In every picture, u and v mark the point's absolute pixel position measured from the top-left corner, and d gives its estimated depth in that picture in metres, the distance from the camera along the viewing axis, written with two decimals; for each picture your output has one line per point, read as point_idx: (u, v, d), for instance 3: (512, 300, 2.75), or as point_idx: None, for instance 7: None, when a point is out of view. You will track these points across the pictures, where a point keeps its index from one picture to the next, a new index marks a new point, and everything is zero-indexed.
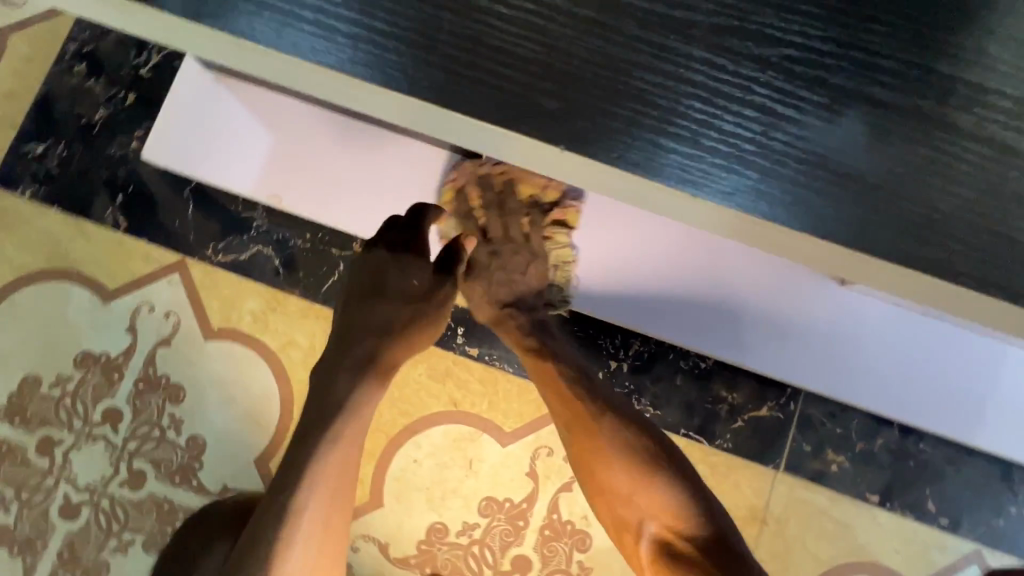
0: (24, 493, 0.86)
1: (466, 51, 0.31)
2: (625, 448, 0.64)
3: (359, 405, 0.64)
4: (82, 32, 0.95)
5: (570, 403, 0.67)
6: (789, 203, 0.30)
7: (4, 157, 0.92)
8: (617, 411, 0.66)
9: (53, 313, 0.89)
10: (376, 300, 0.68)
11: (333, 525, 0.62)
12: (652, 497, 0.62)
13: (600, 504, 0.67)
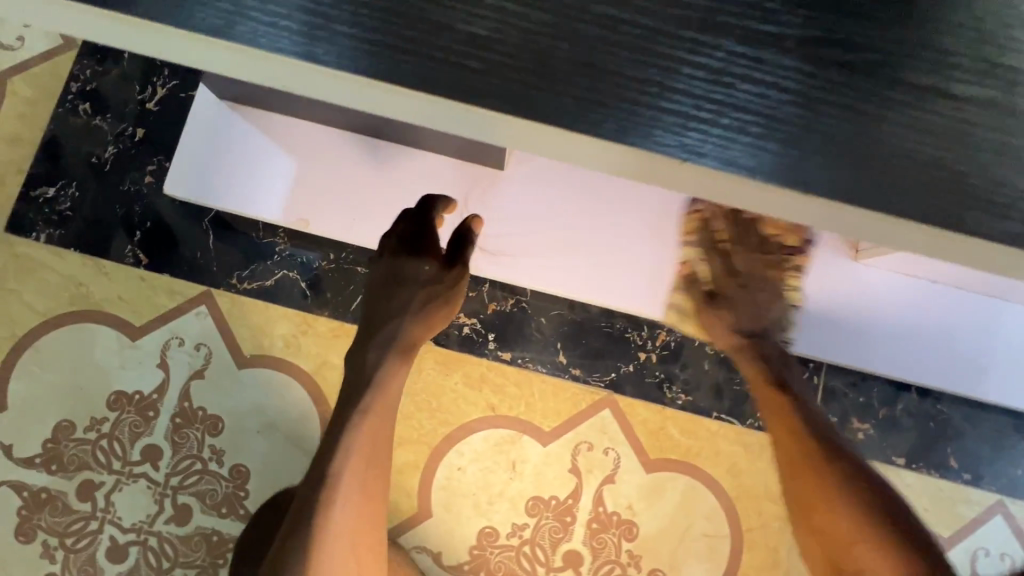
0: (68, 540, 0.85)
1: (533, 55, 0.26)
2: (863, 504, 0.59)
3: (384, 381, 0.65)
4: (84, 72, 0.95)
5: (809, 450, 0.62)
6: (911, 193, 0.27)
7: (13, 203, 0.91)
8: (846, 454, 0.62)
9: (81, 356, 0.89)
10: (393, 293, 0.69)
11: (371, 492, 0.62)
12: (880, 555, 0.57)
13: (812, 548, 0.62)
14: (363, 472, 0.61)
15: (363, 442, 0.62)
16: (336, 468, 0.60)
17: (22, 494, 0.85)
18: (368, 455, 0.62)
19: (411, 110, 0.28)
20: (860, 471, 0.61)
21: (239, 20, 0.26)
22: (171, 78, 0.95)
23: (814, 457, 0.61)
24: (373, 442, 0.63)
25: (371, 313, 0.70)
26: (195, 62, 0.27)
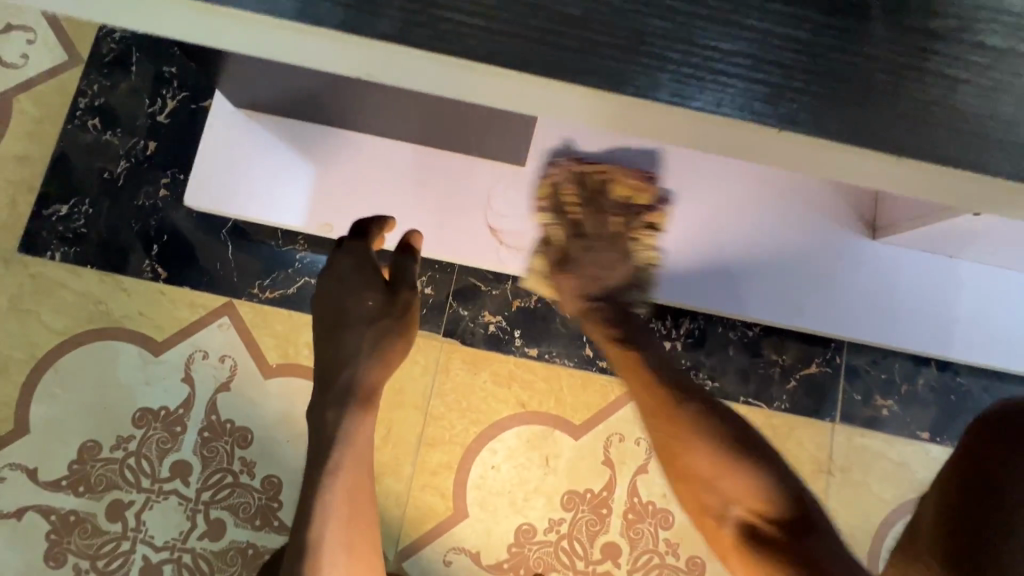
0: (100, 562, 0.83)
1: (630, 33, 0.27)
2: (711, 437, 0.59)
3: (354, 435, 0.60)
4: (92, 87, 0.93)
5: (653, 390, 0.63)
6: (1003, 147, 0.28)
7: (26, 222, 0.90)
8: (688, 394, 0.62)
9: (103, 374, 0.87)
10: (340, 333, 0.66)
11: (359, 551, 0.59)
12: (741, 479, 0.57)
13: (681, 490, 0.61)
14: (345, 535, 0.58)
15: (341, 503, 0.58)
16: (316, 536, 0.56)
17: (50, 518, 0.84)
18: (348, 514, 0.58)
19: (507, 94, 0.28)
20: (707, 406, 0.61)
21: (337, 9, 0.26)
22: (181, 89, 0.94)
23: (659, 405, 0.62)
24: (351, 496, 0.59)
25: (324, 359, 0.66)
26: (289, 50, 0.28)
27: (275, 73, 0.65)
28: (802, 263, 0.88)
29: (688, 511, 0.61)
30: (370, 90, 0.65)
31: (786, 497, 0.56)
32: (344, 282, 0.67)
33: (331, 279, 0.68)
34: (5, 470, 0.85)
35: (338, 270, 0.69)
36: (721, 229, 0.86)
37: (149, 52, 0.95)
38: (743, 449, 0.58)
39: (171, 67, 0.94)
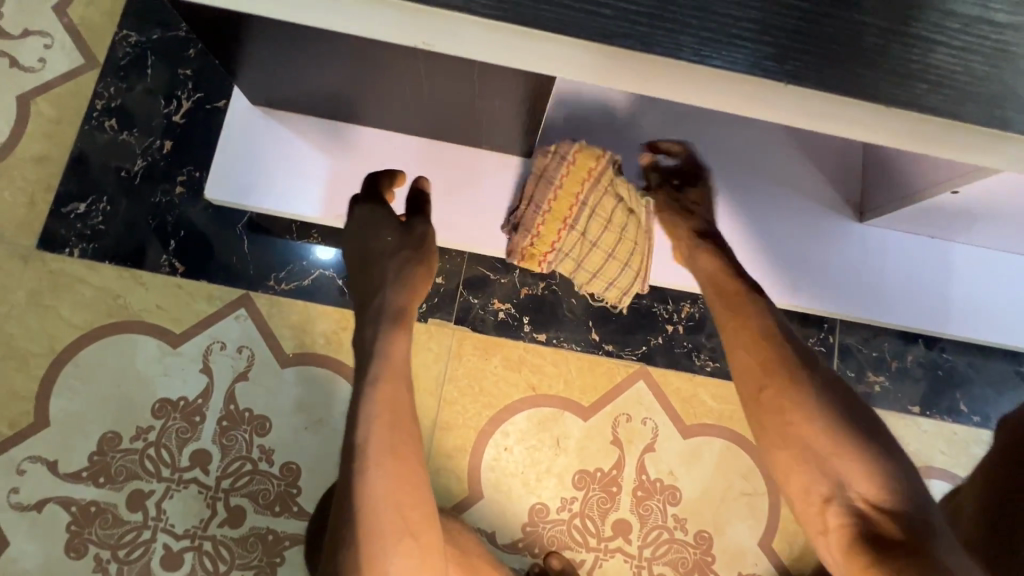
0: (121, 551, 0.84)
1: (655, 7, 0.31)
2: (828, 409, 0.58)
3: (389, 350, 0.63)
4: (108, 89, 0.96)
5: (764, 353, 0.62)
6: (969, 99, 0.33)
7: (45, 221, 0.92)
8: (811, 366, 0.61)
9: (122, 367, 0.89)
10: (369, 269, 0.70)
11: (403, 451, 0.60)
12: (861, 461, 0.55)
13: (780, 461, 0.60)
14: (388, 440, 0.59)
15: (382, 409, 0.60)
16: (362, 436, 0.58)
17: (70, 509, 0.85)
18: (391, 418, 0.60)
19: (545, 57, 0.32)
20: (824, 384, 0.60)
21: None
22: (196, 91, 0.97)
23: (785, 371, 0.61)
24: (392, 406, 0.61)
25: (358, 293, 0.71)
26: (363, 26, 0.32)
27: (301, 67, 0.70)
28: (793, 237, 0.93)
29: (786, 488, 0.60)
30: (390, 82, 0.69)
31: (903, 490, 0.54)
32: (363, 224, 0.74)
33: (355, 224, 0.75)
34: (25, 463, 0.86)
35: (361, 218, 0.75)
36: (738, 208, 0.92)
37: (164, 56, 0.98)
38: (865, 437, 0.56)
39: (185, 69, 0.98)
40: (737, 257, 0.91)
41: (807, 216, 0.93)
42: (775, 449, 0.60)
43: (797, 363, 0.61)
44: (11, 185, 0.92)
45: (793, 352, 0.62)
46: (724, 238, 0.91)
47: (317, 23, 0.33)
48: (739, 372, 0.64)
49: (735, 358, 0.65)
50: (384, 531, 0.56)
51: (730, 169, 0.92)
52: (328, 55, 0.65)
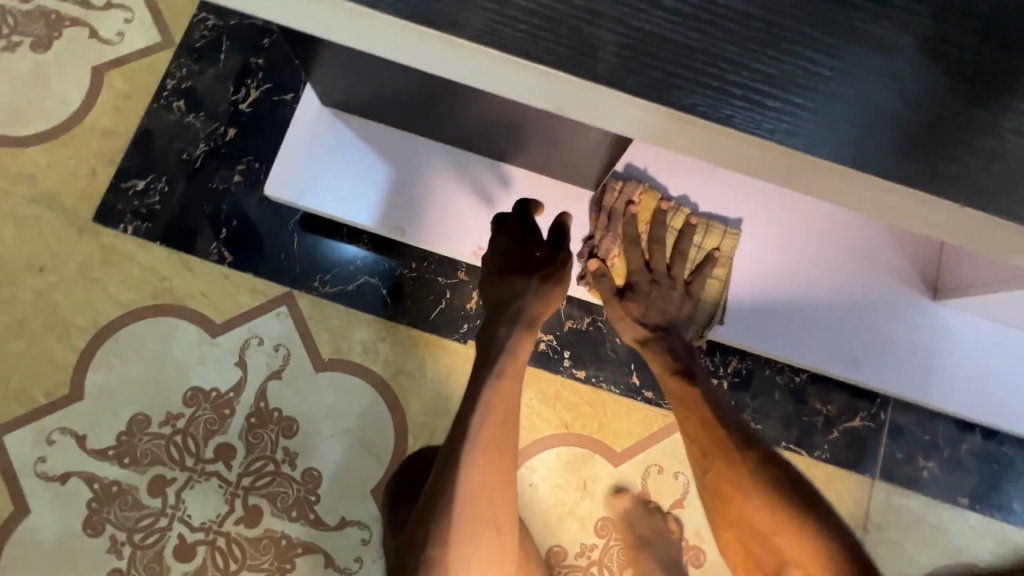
0: (136, 535, 0.84)
1: (814, 110, 0.28)
2: (771, 490, 0.63)
3: (515, 354, 0.68)
4: (180, 70, 0.96)
5: (714, 434, 0.69)
6: None
7: (104, 194, 0.92)
8: (758, 451, 0.67)
9: (160, 350, 0.89)
10: (513, 272, 0.72)
11: (506, 447, 0.63)
12: (805, 547, 0.60)
13: (732, 538, 0.66)
14: (497, 435, 0.63)
15: (495, 402, 0.64)
16: (477, 423, 0.62)
17: (93, 486, 0.85)
18: (501, 415, 0.64)
19: (691, 138, 0.30)
20: (773, 466, 0.65)
21: (553, 47, 0.27)
22: (266, 81, 0.97)
23: (728, 452, 0.67)
24: (506, 405, 0.65)
25: (496, 289, 0.73)
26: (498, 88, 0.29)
27: (380, 78, 0.68)
28: (861, 311, 0.88)
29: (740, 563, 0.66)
30: (468, 104, 0.67)
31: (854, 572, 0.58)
32: (510, 235, 0.75)
33: (497, 233, 0.77)
34: (55, 434, 0.86)
35: (504, 228, 0.76)
36: (803, 276, 0.87)
37: (239, 42, 0.97)
38: (808, 512, 0.62)
39: (258, 58, 0.97)
40: (797, 329, 0.88)
41: (871, 289, 0.88)
42: (725, 524, 0.67)
43: (745, 447, 0.67)
44: (76, 155, 0.93)
45: (741, 437, 0.68)
46: (785, 308, 0.87)
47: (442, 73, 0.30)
48: (695, 454, 0.71)
49: (692, 443, 0.71)
50: (472, 520, 0.59)
51: (796, 233, 0.87)
52: (410, 75, 0.62)
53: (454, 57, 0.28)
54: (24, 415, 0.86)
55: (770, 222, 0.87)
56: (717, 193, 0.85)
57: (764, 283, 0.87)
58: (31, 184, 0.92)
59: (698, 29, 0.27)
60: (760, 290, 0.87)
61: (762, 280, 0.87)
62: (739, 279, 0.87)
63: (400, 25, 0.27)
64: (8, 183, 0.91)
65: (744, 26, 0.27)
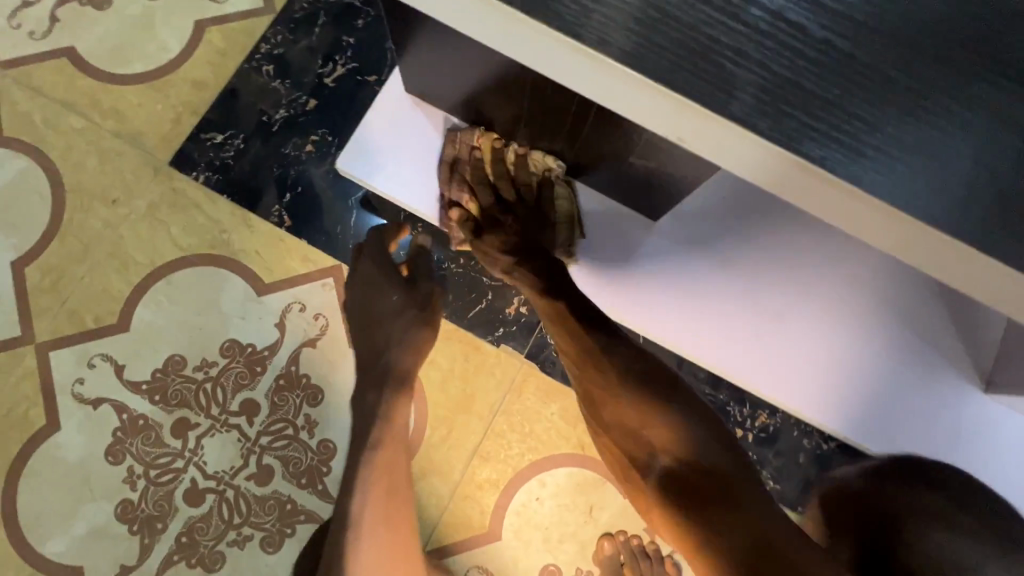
0: (152, 471, 0.87)
1: (943, 183, 0.28)
2: (628, 383, 0.68)
3: (390, 417, 0.77)
4: (275, 37, 1.00)
5: (580, 346, 0.72)
6: None
7: (184, 141, 0.96)
8: (618, 351, 0.70)
9: (207, 298, 0.92)
10: (375, 328, 0.83)
11: (393, 515, 0.71)
12: (661, 432, 0.65)
13: (605, 437, 0.71)
14: (384, 507, 0.71)
15: (379, 473, 0.72)
16: (360, 501, 0.69)
17: (121, 415, 0.88)
18: (386, 484, 0.72)
19: (810, 190, 0.29)
20: (634, 362, 0.70)
21: (695, 80, 0.27)
22: (353, 60, 1.00)
23: (594, 358, 0.70)
24: (386, 471, 0.73)
25: (363, 356, 0.82)
26: (632, 110, 0.30)
27: (465, 75, 0.69)
28: (906, 388, 0.86)
29: (613, 458, 0.71)
30: (545, 116, 0.68)
31: (704, 449, 0.63)
32: (369, 281, 0.85)
33: (363, 276, 0.86)
34: (96, 359, 0.89)
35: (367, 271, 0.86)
36: (836, 326, 0.86)
37: (334, 19, 1.01)
38: (659, 393, 0.67)
39: (350, 37, 1.00)
40: (836, 393, 0.85)
41: (910, 362, 0.86)
42: (598, 428, 0.72)
43: (609, 354, 0.70)
44: (165, 101, 0.97)
45: (598, 334, 0.72)
46: (804, 347, 0.86)
47: (579, 88, 0.31)
48: (569, 364, 0.74)
49: (567, 357, 0.74)
50: None
51: (852, 297, 0.86)
52: (500, 73, 0.64)
53: (597, 74, 0.29)
54: (72, 336, 0.90)
55: (827, 280, 0.86)
56: (778, 242, 0.86)
57: (810, 340, 0.86)
58: (119, 120, 0.96)
59: (839, 85, 0.27)
60: (806, 347, 0.86)
61: (810, 336, 0.86)
62: (787, 332, 0.86)
63: (553, 35, 0.28)
64: (99, 115, 0.96)
65: (886, 90, 0.27)
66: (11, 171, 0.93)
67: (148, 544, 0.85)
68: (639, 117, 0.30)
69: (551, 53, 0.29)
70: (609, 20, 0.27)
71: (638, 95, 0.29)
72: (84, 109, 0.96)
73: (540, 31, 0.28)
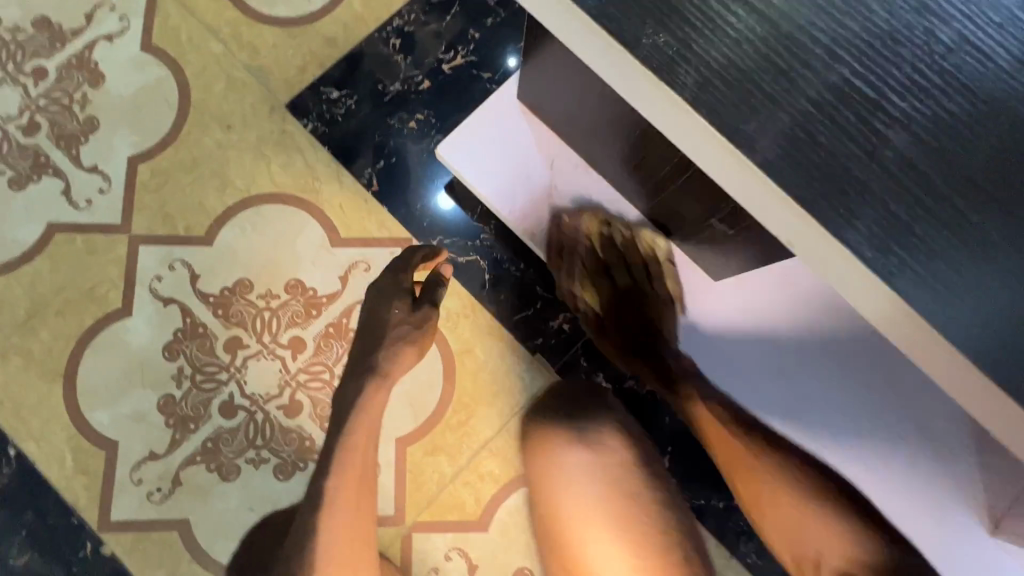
0: (199, 376, 0.94)
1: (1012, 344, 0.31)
2: (781, 476, 0.77)
3: (366, 404, 0.75)
4: (410, 15, 1.06)
5: (732, 447, 0.79)
6: None
7: (303, 89, 1.04)
8: (781, 446, 0.79)
9: (285, 236, 0.99)
10: (372, 334, 0.79)
11: (360, 501, 0.72)
12: (824, 532, 0.74)
13: (776, 538, 0.77)
14: (352, 494, 0.72)
15: (351, 462, 0.72)
16: (332, 487, 0.70)
17: (184, 319, 0.96)
18: (358, 473, 0.72)
19: (893, 320, 0.33)
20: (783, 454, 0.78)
21: (819, 198, 0.32)
22: (473, 54, 1.05)
23: (750, 454, 0.78)
24: (361, 458, 0.73)
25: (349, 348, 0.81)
26: (755, 206, 0.34)
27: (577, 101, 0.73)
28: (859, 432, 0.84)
29: (788, 562, 0.77)
30: (637, 157, 0.71)
31: (865, 536, 0.72)
32: (379, 293, 0.81)
33: (375, 288, 0.82)
34: (177, 263, 0.97)
35: (380, 284, 0.82)
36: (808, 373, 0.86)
37: (467, 12, 1.06)
38: (804, 483, 0.76)
39: (476, 32, 1.06)
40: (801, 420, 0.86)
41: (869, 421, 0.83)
42: (766, 526, 0.78)
43: (758, 452, 0.78)
44: (297, 49, 1.05)
45: (754, 429, 0.80)
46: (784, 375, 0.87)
47: (713, 174, 0.35)
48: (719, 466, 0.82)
49: (720, 461, 0.81)
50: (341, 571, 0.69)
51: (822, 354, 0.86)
52: (614, 114, 0.67)
53: (735, 169, 0.33)
54: (162, 236, 0.98)
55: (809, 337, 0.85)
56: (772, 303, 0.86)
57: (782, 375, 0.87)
58: (252, 56, 1.04)
59: (945, 238, 0.31)
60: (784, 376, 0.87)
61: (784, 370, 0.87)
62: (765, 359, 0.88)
63: (709, 131, 0.32)
64: (236, 46, 1.04)
65: (982, 255, 0.31)
66: (149, 76, 1.02)
67: (177, 440, 0.93)
68: (756, 213, 0.35)
69: (698, 141, 0.34)
70: (763, 131, 0.32)
71: (766, 196, 0.33)
72: (225, 38, 1.04)
73: (698, 122, 0.32)
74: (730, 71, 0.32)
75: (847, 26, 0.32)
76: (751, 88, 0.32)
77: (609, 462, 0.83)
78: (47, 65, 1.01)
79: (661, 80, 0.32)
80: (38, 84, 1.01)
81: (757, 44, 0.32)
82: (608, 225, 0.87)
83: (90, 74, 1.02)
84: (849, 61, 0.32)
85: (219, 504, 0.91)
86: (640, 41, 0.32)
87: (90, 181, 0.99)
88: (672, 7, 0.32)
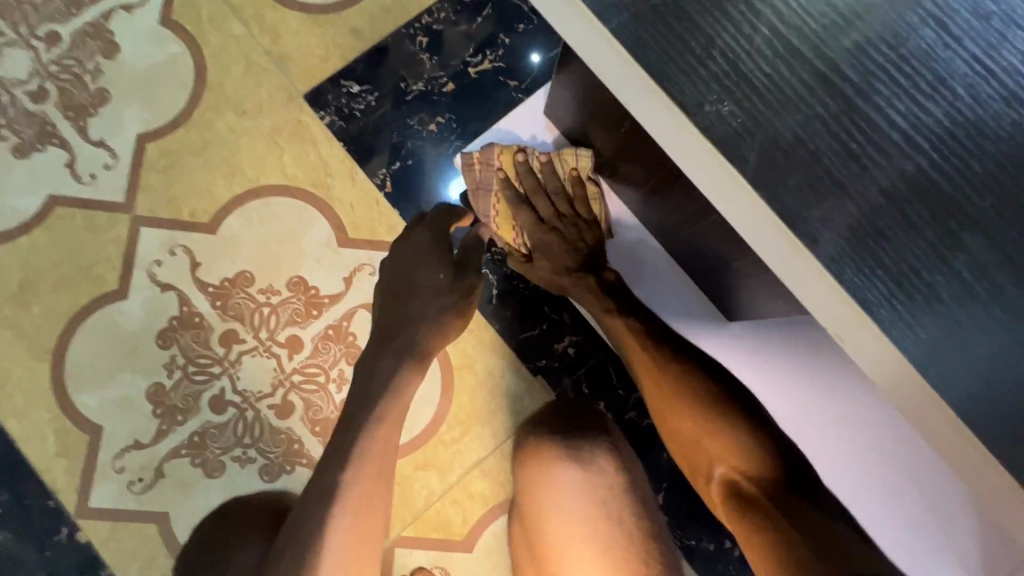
0: (191, 367, 0.92)
1: None
2: (690, 392, 0.72)
3: (402, 389, 0.72)
4: (440, 12, 1.02)
5: (646, 362, 0.76)
6: None
7: (324, 80, 1.00)
8: (687, 363, 0.75)
9: (292, 230, 0.96)
10: (417, 299, 0.77)
11: (374, 503, 0.66)
12: (726, 443, 0.68)
13: (677, 448, 0.74)
14: (365, 493, 0.65)
15: (375, 456, 0.67)
16: (348, 480, 0.64)
17: (181, 307, 0.93)
18: (377, 469, 0.66)
19: (943, 434, 0.30)
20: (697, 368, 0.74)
21: (880, 292, 0.29)
22: (501, 59, 1.02)
23: (657, 365, 0.75)
24: (381, 456, 0.67)
25: (388, 318, 0.77)
26: (800, 291, 0.32)
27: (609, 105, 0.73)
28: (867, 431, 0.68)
29: (685, 470, 0.74)
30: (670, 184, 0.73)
31: (770, 453, 0.66)
32: (420, 252, 0.80)
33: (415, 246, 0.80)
34: (178, 249, 0.94)
35: (420, 240, 0.81)
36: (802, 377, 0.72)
37: (499, 16, 1.03)
38: (717, 399, 0.71)
39: (506, 37, 1.02)
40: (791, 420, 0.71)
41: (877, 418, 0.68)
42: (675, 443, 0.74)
43: (666, 364, 0.75)
44: (320, 38, 1.01)
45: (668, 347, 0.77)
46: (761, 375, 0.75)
47: (758, 249, 0.33)
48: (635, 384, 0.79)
49: (636, 377, 0.78)
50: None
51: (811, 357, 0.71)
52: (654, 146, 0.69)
53: (786, 246, 0.31)
54: (165, 219, 0.95)
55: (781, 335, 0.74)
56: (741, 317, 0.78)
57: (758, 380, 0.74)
58: (273, 41, 1.01)
59: (1014, 361, 0.28)
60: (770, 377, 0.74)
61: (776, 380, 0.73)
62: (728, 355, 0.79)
63: (760, 206, 0.30)
64: (258, 29, 1.01)
65: None
66: (165, 52, 0.99)
67: (163, 431, 0.90)
68: (802, 300, 0.32)
69: (747, 212, 0.32)
70: (827, 218, 0.29)
71: (816, 282, 0.30)
72: (247, 19, 1.01)
73: (750, 194, 0.30)
74: (796, 150, 0.29)
75: (927, 110, 0.29)
76: (818, 172, 0.29)
77: (599, 483, 0.79)
78: (61, 31, 0.98)
79: (721, 154, 0.30)
80: (50, 49, 0.97)
81: (827, 122, 0.29)
82: (524, 154, 0.81)
83: (104, 44, 0.98)
84: (926, 152, 0.29)
85: (201, 499, 0.89)
86: (703, 107, 0.30)
87: (96, 155, 0.96)
88: (740, 75, 0.30)
